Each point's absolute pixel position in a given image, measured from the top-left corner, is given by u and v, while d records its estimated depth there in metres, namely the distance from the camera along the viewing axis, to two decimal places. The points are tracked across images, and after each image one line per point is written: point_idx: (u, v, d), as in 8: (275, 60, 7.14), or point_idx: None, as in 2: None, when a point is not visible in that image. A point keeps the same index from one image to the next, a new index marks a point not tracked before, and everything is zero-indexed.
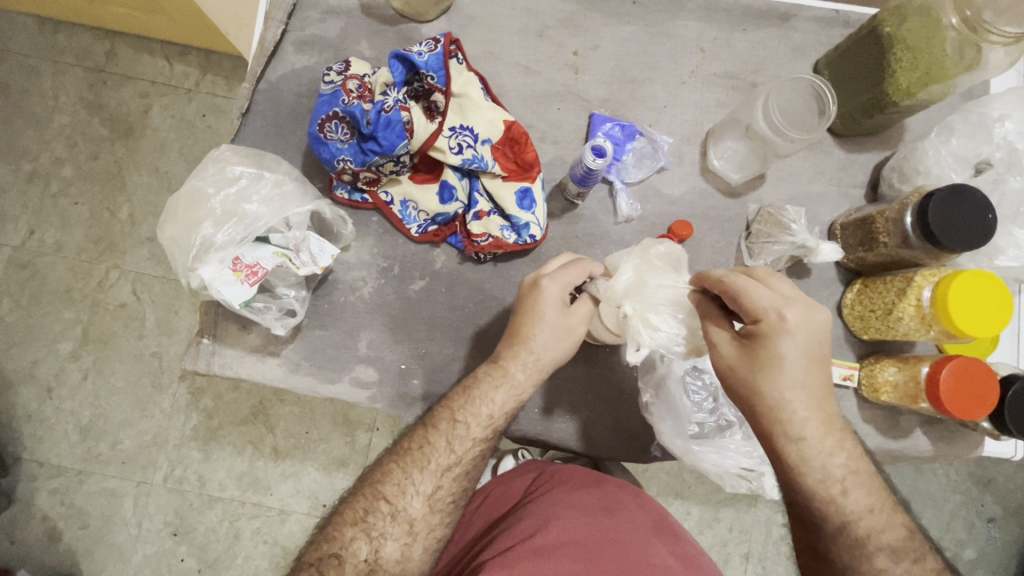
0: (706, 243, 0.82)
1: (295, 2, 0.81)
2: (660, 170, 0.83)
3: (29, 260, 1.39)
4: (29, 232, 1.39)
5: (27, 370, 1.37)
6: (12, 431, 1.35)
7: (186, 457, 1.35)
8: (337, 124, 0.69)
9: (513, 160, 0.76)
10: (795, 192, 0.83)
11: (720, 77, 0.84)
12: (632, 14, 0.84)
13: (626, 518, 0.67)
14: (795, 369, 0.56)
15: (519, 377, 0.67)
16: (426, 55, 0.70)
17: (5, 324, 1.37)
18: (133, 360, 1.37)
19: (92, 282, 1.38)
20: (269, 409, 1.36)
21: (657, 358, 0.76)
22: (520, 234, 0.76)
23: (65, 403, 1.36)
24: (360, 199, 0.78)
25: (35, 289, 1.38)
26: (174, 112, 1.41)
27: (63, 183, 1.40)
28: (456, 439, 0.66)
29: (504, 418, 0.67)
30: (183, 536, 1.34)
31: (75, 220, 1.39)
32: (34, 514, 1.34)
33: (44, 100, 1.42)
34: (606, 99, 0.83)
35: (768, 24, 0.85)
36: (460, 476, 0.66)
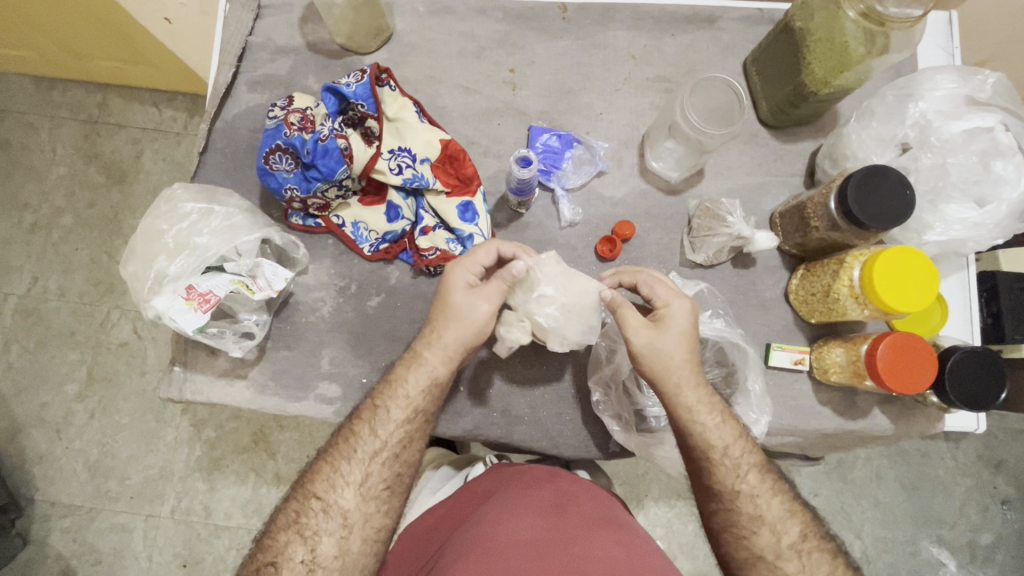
0: (651, 240, 0.85)
1: (245, 45, 0.87)
2: (600, 174, 0.86)
3: (35, 307, 1.45)
4: (34, 279, 1.46)
5: (37, 414, 1.42)
6: (24, 473, 1.41)
7: (190, 487, 1.39)
8: (282, 156, 0.75)
9: (454, 176, 0.80)
10: (734, 185, 0.86)
11: (653, 82, 0.88)
12: (565, 29, 0.88)
13: (574, 514, 0.74)
14: (683, 341, 0.70)
15: (427, 357, 0.72)
16: (354, 84, 0.75)
17: (15, 370, 1.44)
18: (135, 396, 1.42)
19: (95, 323, 1.44)
20: (268, 436, 1.39)
21: (603, 358, 0.83)
22: (465, 246, 0.80)
23: (73, 442, 1.41)
24: (314, 223, 0.82)
25: (41, 334, 1.44)
26: (164, 156, 1.49)
27: (64, 231, 1.48)
28: (378, 424, 0.71)
29: (421, 397, 0.71)
30: (193, 566, 1.37)
31: (77, 266, 1.46)
32: (48, 553, 1.38)
33: (43, 154, 1.50)
34: (545, 112, 0.87)
35: (696, 28, 0.88)
36: (388, 460, 0.71)
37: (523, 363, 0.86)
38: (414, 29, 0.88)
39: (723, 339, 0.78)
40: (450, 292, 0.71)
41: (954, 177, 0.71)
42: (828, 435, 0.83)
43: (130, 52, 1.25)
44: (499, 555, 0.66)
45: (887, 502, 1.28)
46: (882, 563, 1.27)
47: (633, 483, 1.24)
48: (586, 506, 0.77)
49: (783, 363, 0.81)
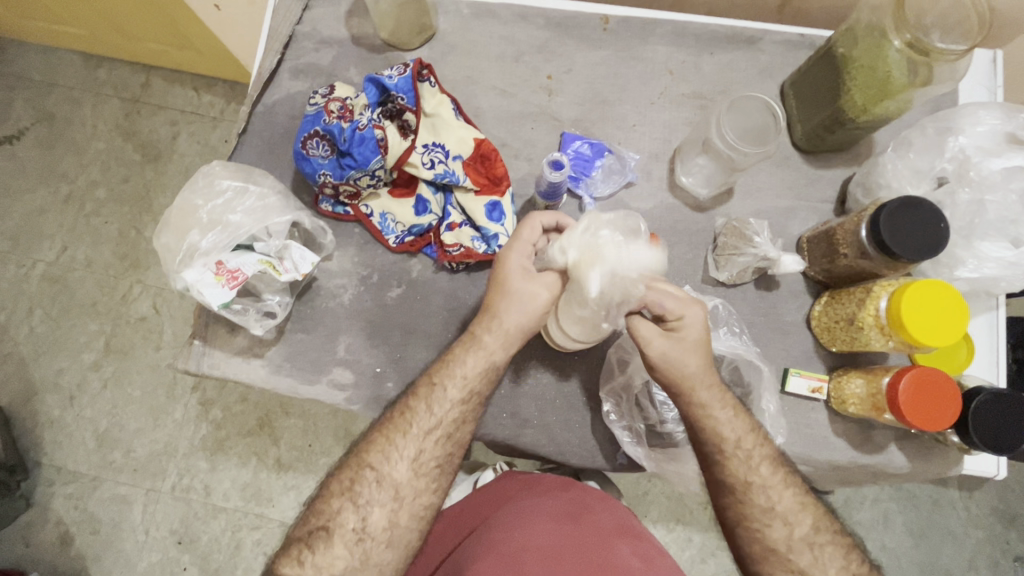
0: (674, 255, 0.85)
1: (291, 33, 0.89)
2: (628, 185, 0.86)
3: (62, 275, 1.52)
4: (63, 248, 1.54)
5: (53, 379, 1.49)
6: (35, 436, 1.47)
7: (193, 465, 1.44)
8: (319, 142, 0.76)
9: (484, 175, 0.80)
10: (762, 207, 0.86)
11: (687, 98, 0.88)
12: (604, 41, 0.89)
13: (590, 524, 0.74)
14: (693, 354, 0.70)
15: (487, 341, 0.74)
16: (396, 77, 0.76)
17: (37, 335, 1.51)
18: (150, 370, 1.48)
19: (116, 295, 1.52)
20: (273, 422, 1.45)
21: (616, 367, 0.84)
22: (489, 245, 0.80)
23: (84, 410, 1.47)
24: (343, 212, 0.83)
25: (64, 302, 1.51)
26: (199, 139, 1.57)
27: (97, 204, 1.55)
28: (435, 402, 0.73)
29: (478, 379, 0.74)
30: (187, 544, 1.41)
31: (104, 239, 1.54)
32: (48, 517, 1.44)
33: (85, 128, 1.59)
34: (578, 119, 0.88)
35: (736, 48, 0.89)
36: (441, 439, 0.73)
37: (536, 367, 0.87)
38: (457, 29, 0.89)
39: (737, 357, 0.79)
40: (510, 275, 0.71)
41: (990, 215, 0.70)
42: (840, 468, 0.81)
43: (178, 36, 1.29)
44: (514, 556, 0.67)
45: (894, 547, 1.24)
46: None
47: (634, 502, 1.22)
48: (601, 516, 0.77)
49: (800, 390, 0.80)
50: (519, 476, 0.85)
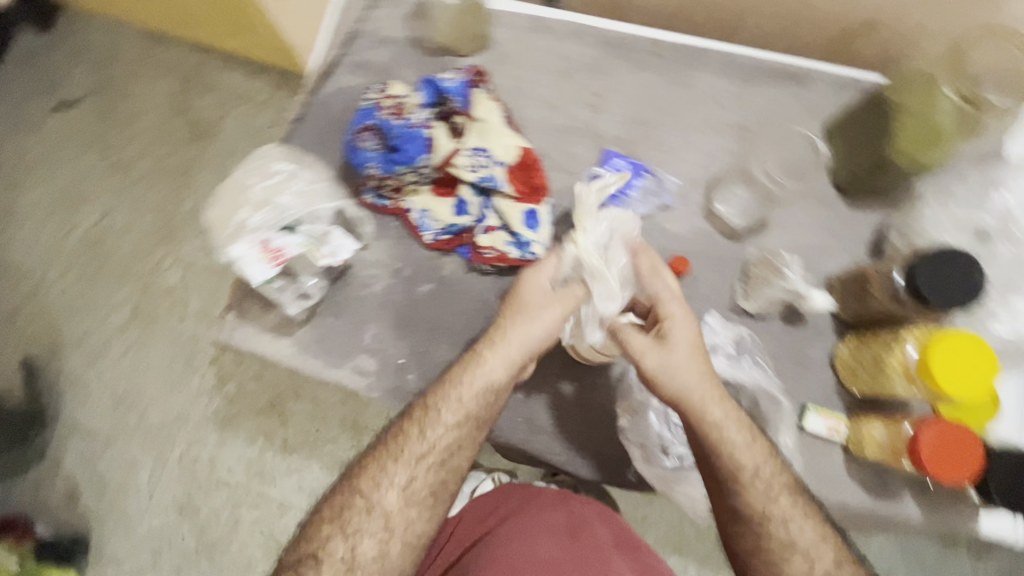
0: (705, 281, 0.85)
1: (353, 31, 0.93)
2: (665, 208, 0.87)
3: (114, 247, 2.01)
4: (101, 215, 2.03)
5: (78, 336, 1.94)
6: (54, 391, 1.91)
7: (201, 438, 1.86)
8: (371, 136, 0.80)
9: (525, 184, 0.82)
10: (796, 241, 0.86)
11: (731, 127, 0.89)
12: (653, 64, 0.90)
13: (586, 540, 0.87)
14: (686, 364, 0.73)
15: (486, 362, 0.76)
16: (453, 81, 0.82)
17: (69, 295, 1.97)
18: (173, 338, 1.92)
19: (150, 266, 1.98)
20: (286, 405, 1.86)
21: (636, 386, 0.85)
22: (522, 251, 0.82)
23: (103, 367, 1.93)
24: (383, 204, 0.85)
25: (98, 264, 1.99)
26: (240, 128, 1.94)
27: (192, 210, 2.03)
28: (430, 429, 0.78)
29: (474, 408, 0.77)
30: (188, 513, 1.82)
31: (133, 227, 2.02)
32: (56, 477, 1.86)
33: (194, 148, 2.08)
34: (621, 137, 0.89)
35: (783, 84, 0.89)
36: (433, 466, 0.79)
37: (555, 376, 0.88)
38: (512, 40, 0.92)
39: (760, 388, 0.82)
40: (525, 290, 0.77)
41: None
42: (852, 511, 0.80)
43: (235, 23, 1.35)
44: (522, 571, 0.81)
45: None
46: None
47: (634, 525, 1.22)
48: (595, 532, 0.89)
49: (817, 428, 0.80)
50: (518, 489, 0.97)
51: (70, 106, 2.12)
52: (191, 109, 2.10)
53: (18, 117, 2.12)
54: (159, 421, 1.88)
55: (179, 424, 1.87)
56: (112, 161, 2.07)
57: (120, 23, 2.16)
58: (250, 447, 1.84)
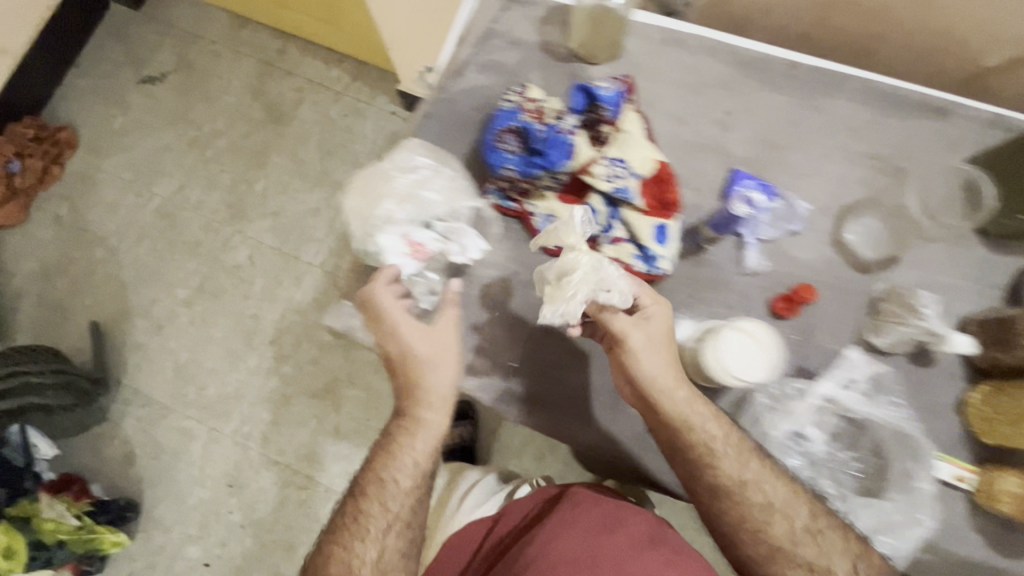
0: (830, 311, 0.86)
1: (486, 29, 0.94)
2: (793, 233, 0.87)
3: (184, 222, 2.06)
4: (178, 188, 2.09)
5: (147, 306, 2.00)
6: (120, 356, 1.97)
7: (256, 413, 1.90)
8: (512, 139, 0.87)
9: (656, 198, 0.84)
10: (930, 280, 0.86)
11: (868, 157, 0.88)
12: (791, 83, 0.89)
13: (622, 534, 0.89)
14: (657, 354, 0.80)
15: (427, 417, 0.88)
16: (608, 90, 0.85)
17: (142, 265, 2.03)
18: (236, 314, 1.97)
19: (220, 242, 2.03)
20: (339, 390, 1.89)
21: (766, 419, 0.86)
22: (649, 265, 0.84)
23: (169, 335, 1.97)
24: (508, 207, 0.90)
25: (170, 238, 2.05)
26: (321, 108, 2.11)
27: (262, 193, 2.06)
28: (388, 497, 0.87)
29: (425, 463, 0.88)
30: (236, 488, 1.85)
31: (207, 203, 2.07)
32: (117, 435, 1.91)
33: (270, 133, 2.11)
34: (751, 158, 0.89)
35: (927, 117, 0.88)
36: (399, 531, 0.87)
37: None
38: (643, 49, 0.91)
39: (904, 429, 0.84)
40: (406, 328, 0.85)
41: None
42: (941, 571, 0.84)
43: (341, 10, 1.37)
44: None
45: None
46: None
47: None
48: (631, 525, 0.90)
49: (944, 476, 0.82)
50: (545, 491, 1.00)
51: (154, 81, 2.18)
52: (269, 93, 2.14)
53: (104, 88, 2.18)
54: (216, 396, 1.92)
55: (236, 400, 1.91)
56: (190, 138, 2.13)
57: (208, 4, 2.21)
58: (304, 430, 1.87)
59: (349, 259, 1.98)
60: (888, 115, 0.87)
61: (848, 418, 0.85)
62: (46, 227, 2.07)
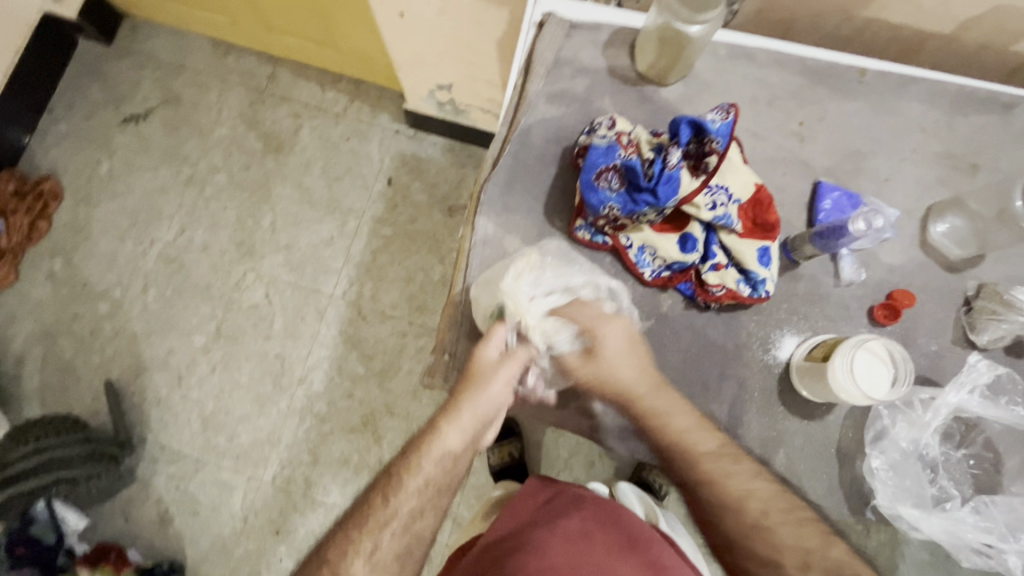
0: (926, 313, 0.96)
1: (555, 59, 1.02)
2: (885, 241, 0.98)
3: (183, 259, 1.97)
4: (181, 230, 1.99)
5: (164, 357, 1.90)
6: (141, 411, 1.87)
7: (296, 455, 1.83)
8: (612, 176, 0.91)
9: (753, 221, 0.94)
10: (1013, 271, 0.97)
11: (941, 156, 1.00)
12: (859, 91, 1.00)
13: (603, 535, 0.87)
14: (629, 367, 0.90)
15: (447, 431, 0.87)
16: (719, 122, 0.87)
17: (151, 314, 1.93)
18: (261, 355, 1.90)
19: (231, 282, 1.95)
20: (378, 421, 1.85)
21: (887, 428, 0.92)
22: (756, 288, 0.93)
23: (191, 385, 1.89)
24: (601, 241, 0.97)
25: (180, 282, 1.95)
26: (321, 133, 2.04)
27: (270, 225, 1.99)
28: (392, 495, 0.84)
29: (440, 473, 0.86)
30: (284, 535, 1.79)
31: (215, 242, 1.98)
32: (149, 496, 1.81)
33: (272, 163, 2.03)
34: (830, 168, 1.00)
35: (991, 112, 1.00)
36: (398, 534, 0.83)
37: (784, 413, 0.95)
38: (711, 70, 1.01)
39: (1010, 425, 0.92)
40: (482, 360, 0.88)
41: None
42: None
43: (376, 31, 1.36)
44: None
45: None
46: None
47: None
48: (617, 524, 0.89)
49: None
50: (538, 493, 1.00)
51: (138, 119, 2.06)
52: (264, 121, 2.05)
53: (84, 131, 2.05)
54: (250, 442, 1.85)
55: (271, 445, 1.83)
56: (186, 176, 2.02)
57: (187, 32, 2.10)
58: (347, 467, 1.82)
59: (371, 287, 1.93)
60: (956, 116, 0.99)
61: (963, 420, 0.93)
62: (39, 284, 1.94)
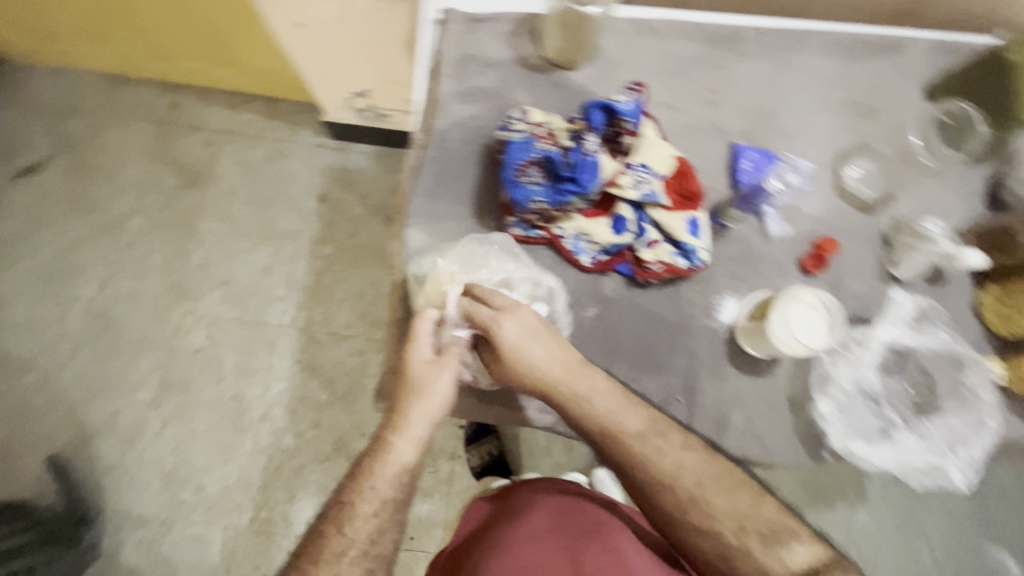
0: (852, 255, 1.01)
1: (461, 56, 1.01)
2: (803, 193, 1.02)
3: (114, 315, 1.84)
4: (104, 283, 1.85)
5: (108, 420, 1.78)
6: (93, 481, 1.75)
7: (270, 496, 1.76)
8: (534, 170, 0.92)
9: (678, 192, 0.96)
10: (924, 205, 1.03)
11: (844, 104, 1.04)
12: (760, 51, 1.03)
13: (570, 526, 0.98)
14: (572, 387, 0.88)
15: (398, 446, 0.89)
16: (627, 102, 0.90)
17: (86, 376, 1.80)
18: (215, 399, 1.80)
19: (170, 328, 1.84)
20: (351, 445, 1.79)
21: (829, 373, 0.97)
22: (690, 259, 0.95)
23: (144, 444, 1.78)
24: (535, 235, 0.98)
25: (112, 338, 1.83)
26: (240, 158, 1.93)
27: (201, 263, 1.88)
28: (347, 522, 0.86)
29: (391, 491, 0.88)
30: None
31: (144, 290, 1.86)
32: (119, 567, 1.70)
33: (192, 197, 1.91)
34: (746, 130, 1.03)
35: (884, 55, 1.05)
36: (357, 558, 0.85)
37: (735, 373, 0.98)
38: (617, 48, 1.02)
39: (935, 349, 0.99)
40: (416, 367, 0.89)
41: None
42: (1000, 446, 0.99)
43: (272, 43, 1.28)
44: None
45: None
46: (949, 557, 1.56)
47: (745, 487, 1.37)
48: (584, 514, 1.00)
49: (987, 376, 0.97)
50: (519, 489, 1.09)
51: (33, 170, 1.89)
52: (176, 154, 1.93)
53: None
54: (218, 492, 1.76)
55: (242, 490, 1.75)
56: (99, 225, 1.88)
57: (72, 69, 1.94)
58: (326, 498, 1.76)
59: (321, 310, 1.86)
60: (853, 63, 1.04)
61: (897, 351, 0.99)
62: None
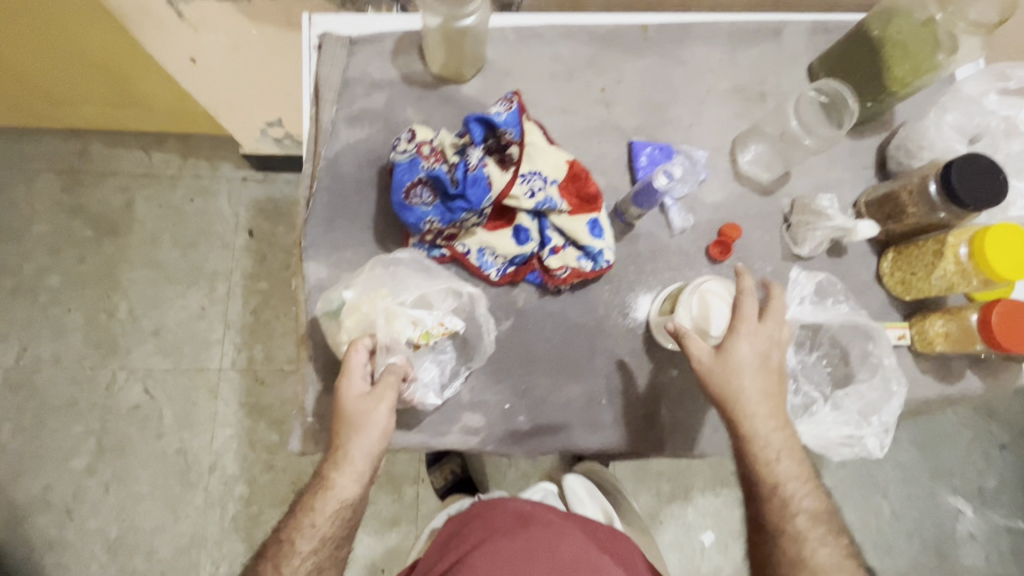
0: (755, 238, 1.05)
1: (344, 79, 1.00)
2: (702, 181, 1.05)
3: (38, 383, 1.72)
4: (22, 350, 1.74)
5: (42, 495, 1.67)
6: (33, 562, 1.64)
7: (227, 550, 1.67)
8: (423, 190, 0.91)
9: (577, 195, 0.97)
10: (820, 180, 1.07)
11: (732, 91, 1.07)
12: (645, 46, 1.05)
13: (543, 559, 0.92)
14: (754, 375, 0.84)
15: (337, 480, 0.83)
16: (505, 113, 0.91)
17: (14, 452, 1.68)
18: (157, 457, 1.71)
19: (100, 388, 1.73)
20: None
21: None
22: (596, 261, 0.98)
23: (84, 515, 1.67)
24: (439, 254, 0.98)
25: (38, 407, 1.71)
26: (157, 202, 1.85)
27: (128, 315, 1.78)
28: (283, 562, 0.84)
29: (330, 529, 0.84)
30: None
31: (67, 353, 1.75)
32: None
33: (110, 247, 1.82)
34: (641, 127, 1.05)
35: (764, 40, 1.08)
36: None
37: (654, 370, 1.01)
38: (504, 57, 1.03)
39: (849, 322, 0.98)
40: (347, 400, 0.85)
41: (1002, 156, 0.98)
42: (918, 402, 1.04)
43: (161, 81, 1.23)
44: None
45: None
46: (909, 510, 1.62)
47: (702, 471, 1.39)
48: (563, 548, 0.94)
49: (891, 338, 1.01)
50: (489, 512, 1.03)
51: None
52: (87, 205, 1.83)
53: None
54: (172, 553, 1.66)
55: (197, 549, 1.66)
56: (11, 289, 1.77)
57: None
58: None
59: (262, 348, 1.79)
60: (736, 50, 1.06)
61: (807, 326, 1.01)
62: None
